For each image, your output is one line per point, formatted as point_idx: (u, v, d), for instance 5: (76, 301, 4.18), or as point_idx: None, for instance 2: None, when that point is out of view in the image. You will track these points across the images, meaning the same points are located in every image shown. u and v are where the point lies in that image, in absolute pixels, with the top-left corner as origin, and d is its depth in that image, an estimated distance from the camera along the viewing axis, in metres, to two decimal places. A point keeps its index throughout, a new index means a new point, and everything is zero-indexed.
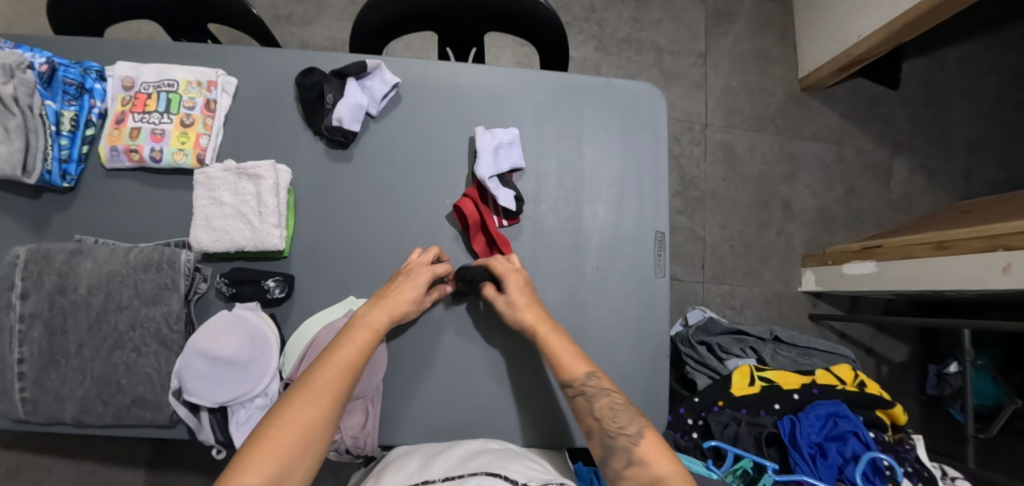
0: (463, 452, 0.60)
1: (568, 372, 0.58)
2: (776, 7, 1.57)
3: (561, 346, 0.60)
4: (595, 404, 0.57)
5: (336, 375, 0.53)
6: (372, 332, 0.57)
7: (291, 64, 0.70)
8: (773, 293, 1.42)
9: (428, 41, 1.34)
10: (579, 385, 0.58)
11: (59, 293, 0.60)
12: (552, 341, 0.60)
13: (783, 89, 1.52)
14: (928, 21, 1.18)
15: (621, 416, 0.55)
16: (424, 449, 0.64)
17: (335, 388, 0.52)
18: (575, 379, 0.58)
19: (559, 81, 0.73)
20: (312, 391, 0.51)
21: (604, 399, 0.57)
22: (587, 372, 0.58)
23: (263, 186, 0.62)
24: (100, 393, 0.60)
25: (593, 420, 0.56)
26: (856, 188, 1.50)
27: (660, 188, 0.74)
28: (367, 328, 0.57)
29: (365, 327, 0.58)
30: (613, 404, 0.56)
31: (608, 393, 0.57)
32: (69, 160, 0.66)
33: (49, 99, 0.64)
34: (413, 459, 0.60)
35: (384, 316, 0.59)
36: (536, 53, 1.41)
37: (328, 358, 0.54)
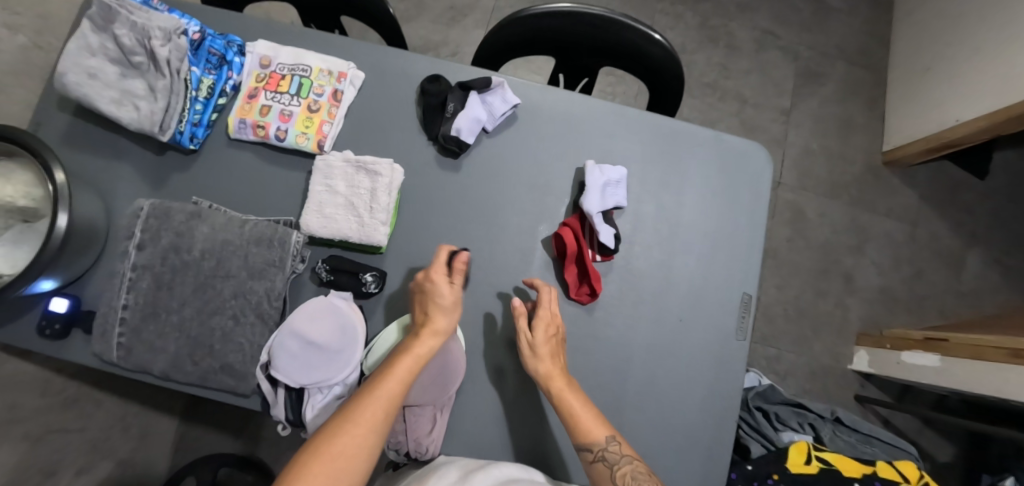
0: (499, 475, 0.58)
1: (586, 438, 0.58)
2: (868, 76, 1.54)
3: (576, 412, 0.59)
4: (615, 473, 0.56)
5: (375, 408, 0.51)
6: (417, 353, 0.56)
7: (417, 68, 0.73)
8: (820, 365, 1.38)
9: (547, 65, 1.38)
10: (599, 452, 0.57)
11: (172, 251, 0.63)
12: (571, 401, 0.59)
13: (863, 159, 1.49)
14: None
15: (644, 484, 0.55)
16: (463, 461, 0.62)
17: (372, 421, 0.51)
18: (594, 445, 0.57)
19: (671, 127, 0.74)
20: (352, 424, 0.50)
21: (626, 466, 0.57)
22: (606, 439, 0.58)
23: (378, 183, 0.63)
24: (193, 352, 0.62)
25: None
26: (924, 272, 1.44)
27: (754, 249, 0.73)
28: (414, 358, 0.56)
29: (411, 356, 0.56)
30: (635, 473, 0.56)
31: (629, 461, 0.57)
32: (199, 124, 0.70)
33: (194, 65, 0.68)
34: (451, 470, 0.59)
35: (435, 343, 0.57)
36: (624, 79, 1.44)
37: (371, 390, 0.53)
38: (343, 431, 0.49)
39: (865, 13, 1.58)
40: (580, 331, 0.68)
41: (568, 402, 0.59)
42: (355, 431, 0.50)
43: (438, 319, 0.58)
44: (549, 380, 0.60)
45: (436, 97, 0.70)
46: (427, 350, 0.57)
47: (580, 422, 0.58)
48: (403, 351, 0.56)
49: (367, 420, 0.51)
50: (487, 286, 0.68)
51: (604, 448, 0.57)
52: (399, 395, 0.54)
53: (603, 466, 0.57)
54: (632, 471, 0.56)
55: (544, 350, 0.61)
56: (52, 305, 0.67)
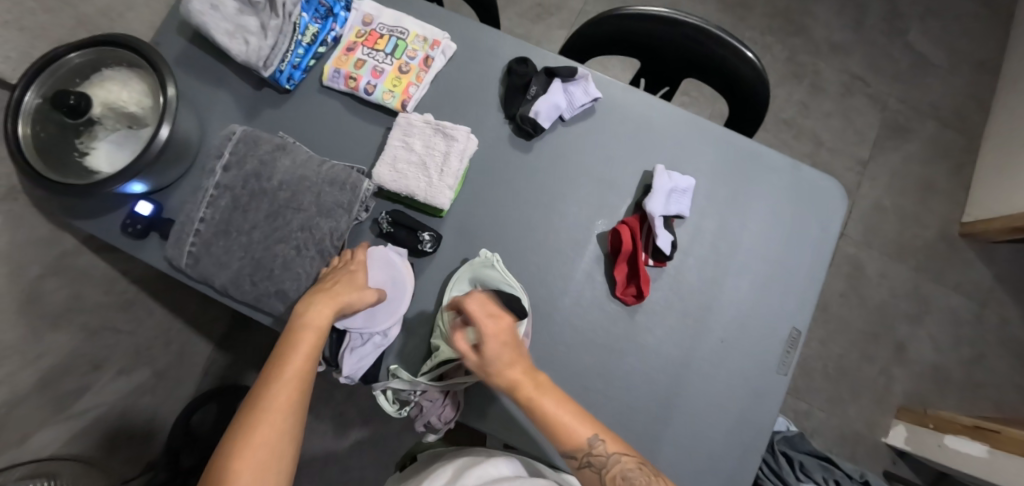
0: (497, 472, 0.58)
1: (567, 446, 0.55)
2: (960, 140, 1.45)
3: (551, 418, 0.55)
4: (602, 478, 0.54)
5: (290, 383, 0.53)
6: (319, 327, 0.57)
7: (507, 48, 0.75)
8: (852, 430, 1.30)
9: (627, 70, 1.39)
10: (583, 457, 0.55)
11: (254, 177, 0.67)
12: (546, 407, 0.55)
13: (938, 225, 1.40)
14: None
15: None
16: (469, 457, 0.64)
17: (290, 396, 0.53)
18: (579, 450, 0.55)
19: (749, 148, 0.72)
20: (269, 404, 0.52)
21: (615, 466, 0.54)
22: (588, 441, 0.55)
23: (452, 149, 0.65)
24: (253, 273, 0.66)
25: None
26: (986, 357, 1.34)
27: (813, 285, 0.70)
28: (314, 329, 0.56)
29: (312, 328, 0.56)
30: (625, 472, 0.53)
31: (619, 458, 0.54)
32: (298, 67, 0.74)
33: (305, 12, 0.72)
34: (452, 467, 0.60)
35: (334, 310, 0.58)
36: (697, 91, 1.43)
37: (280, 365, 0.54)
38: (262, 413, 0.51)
39: (968, 74, 1.49)
40: (618, 332, 0.68)
41: (542, 406, 0.55)
42: (273, 410, 0.51)
43: (338, 289, 0.59)
44: (516, 390, 0.56)
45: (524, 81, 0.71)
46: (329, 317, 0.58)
47: (559, 429, 0.55)
48: (303, 324, 0.57)
49: (281, 396, 0.52)
50: (534, 267, 0.69)
51: (590, 452, 0.54)
52: (306, 374, 0.55)
53: (591, 470, 0.55)
54: (621, 471, 0.53)
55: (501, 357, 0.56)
56: (138, 208, 0.72)
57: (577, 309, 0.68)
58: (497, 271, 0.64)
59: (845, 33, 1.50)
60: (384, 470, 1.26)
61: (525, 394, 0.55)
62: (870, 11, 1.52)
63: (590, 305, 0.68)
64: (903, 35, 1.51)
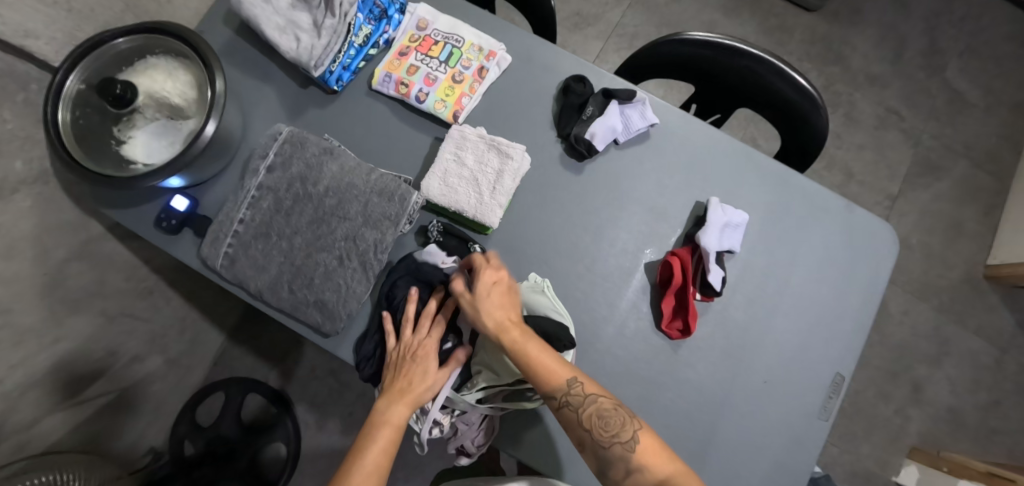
0: None
1: (546, 389, 0.53)
2: (991, 182, 1.44)
3: (531, 360, 0.54)
4: (583, 416, 0.54)
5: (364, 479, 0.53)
6: (394, 428, 0.56)
7: (563, 65, 0.73)
8: (863, 468, 1.29)
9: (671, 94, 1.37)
10: (563, 398, 0.53)
11: (300, 181, 0.65)
12: (526, 348, 0.55)
13: (964, 266, 1.38)
14: None
15: (613, 423, 0.54)
16: None
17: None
18: (558, 391, 0.53)
19: (802, 186, 0.71)
20: None
21: (592, 408, 0.54)
22: (568, 384, 0.54)
23: (507, 167, 0.64)
24: (292, 280, 0.64)
25: (583, 429, 0.54)
26: (1002, 404, 1.33)
27: (861, 331, 0.69)
28: (390, 430, 0.56)
29: (389, 428, 0.56)
30: (601, 411, 0.54)
31: (595, 400, 0.54)
32: (347, 68, 0.72)
33: (360, 12, 0.70)
34: None
35: (408, 409, 0.57)
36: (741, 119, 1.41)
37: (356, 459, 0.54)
38: None
39: (1004, 115, 1.48)
40: (660, 367, 0.66)
41: (524, 352, 0.54)
42: None
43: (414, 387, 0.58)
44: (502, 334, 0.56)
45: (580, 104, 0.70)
46: (403, 415, 0.57)
47: (537, 373, 0.54)
48: (378, 422, 0.57)
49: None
50: (575, 291, 0.67)
51: (569, 392, 0.53)
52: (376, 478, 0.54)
53: (570, 409, 0.54)
54: (600, 409, 0.54)
55: (490, 299, 0.58)
56: (173, 202, 0.71)
57: (620, 340, 0.66)
58: (547, 299, 0.62)
59: (882, 65, 1.48)
60: (390, 476, 1.24)
61: (507, 343, 0.55)
62: (909, 46, 1.51)
63: (634, 337, 0.66)
64: (941, 71, 1.50)
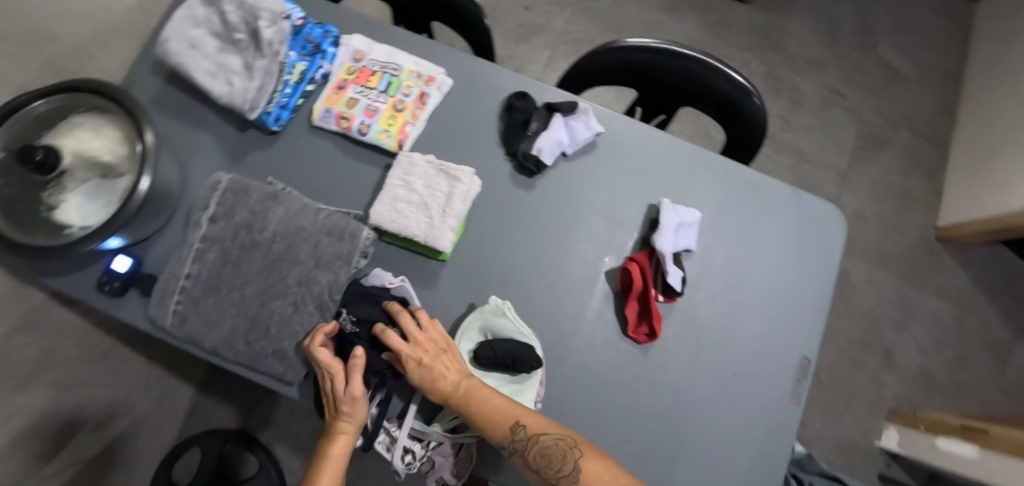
0: None
1: (489, 436, 0.55)
2: (932, 149, 1.51)
3: (476, 413, 0.56)
4: (528, 459, 0.55)
5: None
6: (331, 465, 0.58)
7: (504, 83, 0.73)
8: (847, 437, 1.32)
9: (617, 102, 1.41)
10: (507, 444, 0.55)
11: (245, 229, 0.63)
12: (468, 399, 0.57)
13: (917, 231, 1.45)
14: None
15: (556, 461, 0.54)
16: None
17: None
18: (500, 439, 0.55)
19: (750, 177, 0.73)
20: None
21: (544, 452, 0.55)
22: (508, 429, 0.55)
23: (456, 191, 0.63)
24: (247, 332, 0.62)
25: (535, 473, 0.56)
26: (968, 359, 1.39)
27: (821, 313, 0.71)
28: (327, 466, 0.59)
29: (327, 467, 0.59)
30: (543, 451, 0.54)
31: (536, 441, 0.55)
32: (286, 107, 0.71)
33: (292, 50, 0.69)
34: None
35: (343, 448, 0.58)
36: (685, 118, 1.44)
37: None
38: None
39: (936, 85, 1.56)
40: (633, 375, 0.66)
41: (466, 404, 0.57)
42: None
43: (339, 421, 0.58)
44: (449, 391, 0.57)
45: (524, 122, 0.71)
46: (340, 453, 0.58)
47: (478, 422, 0.55)
48: (318, 459, 0.59)
49: None
50: (540, 307, 0.67)
51: (511, 437, 0.55)
52: None
53: (518, 456, 0.55)
54: (541, 451, 0.54)
55: (420, 354, 0.57)
56: (114, 263, 0.68)
57: (589, 351, 0.66)
58: (510, 321, 0.61)
59: (819, 48, 1.55)
60: None
61: (447, 391, 0.57)
62: (842, 27, 1.58)
63: (604, 347, 0.66)
64: (874, 49, 1.57)
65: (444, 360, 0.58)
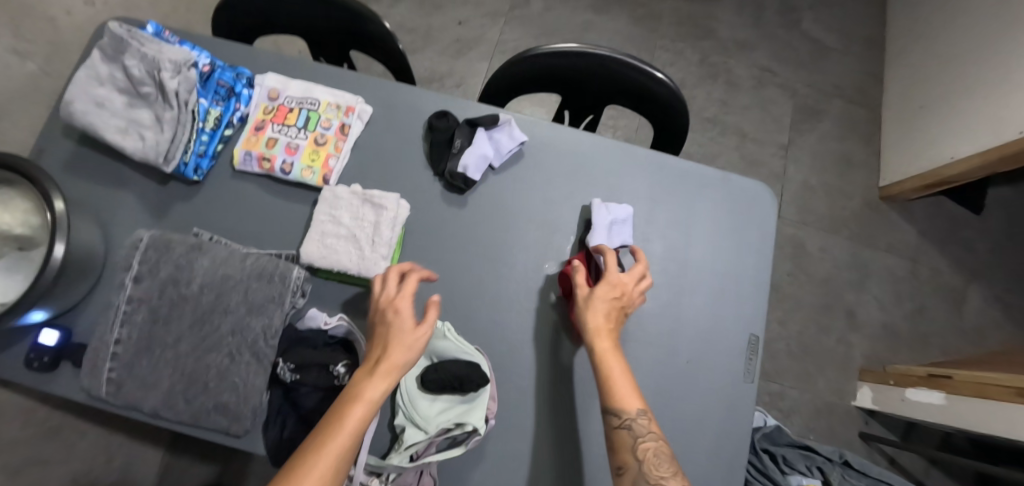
0: None
1: (618, 402, 0.55)
2: (865, 113, 1.57)
3: (611, 373, 0.56)
4: (639, 444, 0.53)
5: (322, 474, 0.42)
6: (363, 409, 0.46)
7: (425, 104, 0.73)
8: (823, 402, 1.35)
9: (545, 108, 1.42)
10: (627, 419, 0.54)
11: (171, 284, 0.61)
12: (611, 363, 0.57)
13: (862, 193, 1.50)
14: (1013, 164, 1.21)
15: (665, 466, 0.52)
16: None
17: None
18: (625, 411, 0.54)
19: (677, 166, 0.74)
20: None
21: (650, 442, 0.53)
22: (637, 410, 0.54)
23: (382, 218, 0.63)
24: (186, 390, 0.60)
25: (633, 458, 0.53)
26: (926, 308, 1.44)
27: (763, 289, 0.72)
28: (362, 407, 0.46)
29: (360, 406, 0.46)
30: (658, 451, 0.53)
31: (657, 437, 0.54)
32: (204, 155, 0.69)
33: (202, 97, 0.67)
34: None
35: (386, 387, 0.47)
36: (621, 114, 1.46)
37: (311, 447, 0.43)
38: None
39: (860, 53, 1.63)
40: (588, 376, 0.66)
41: (609, 365, 0.57)
42: None
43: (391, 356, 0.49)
44: (595, 341, 0.58)
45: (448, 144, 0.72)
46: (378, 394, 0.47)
47: (617, 384, 0.55)
48: (349, 399, 0.46)
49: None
50: (487, 321, 0.67)
51: (635, 417, 0.54)
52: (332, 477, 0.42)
53: (627, 433, 0.54)
54: (655, 450, 0.53)
55: (601, 307, 0.59)
56: (40, 338, 0.64)
57: (540, 358, 0.66)
58: (451, 341, 0.62)
59: (747, 31, 1.60)
60: None
61: (595, 345, 0.57)
62: (766, 8, 1.64)
63: (555, 352, 0.67)
64: (798, 25, 1.63)
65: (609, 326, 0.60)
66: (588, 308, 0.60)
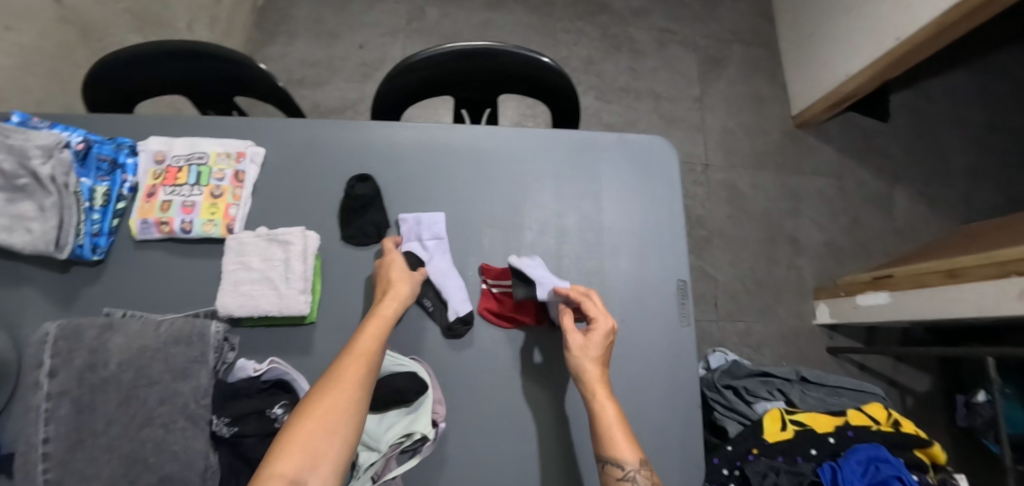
0: None
1: (615, 452, 0.55)
2: (765, 52, 1.65)
3: (608, 425, 0.56)
4: None
5: (358, 361, 0.52)
6: (384, 321, 0.58)
7: (316, 133, 0.73)
8: (788, 328, 1.41)
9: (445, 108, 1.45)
10: (628, 473, 0.54)
11: (87, 371, 0.58)
12: (607, 410, 0.57)
13: (778, 127, 1.58)
14: (899, 68, 1.29)
15: None
16: None
17: (359, 374, 0.51)
18: (623, 463, 0.54)
19: (575, 139, 0.76)
20: (336, 379, 0.50)
21: None
22: (636, 460, 0.54)
23: (291, 252, 0.64)
24: (127, 472, 0.56)
25: None
26: (860, 219, 1.52)
27: (679, 236, 0.75)
28: (378, 321, 0.58)
29: (377, 319, 0.58)
30: None
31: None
32: (100, 233, 0.67)
33: (84, 176, 0.66)
34: None
35: (399, 305, 0.61)
36: (538, 104, 1.49)
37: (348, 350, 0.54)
38: (333, 386, 0.49)
39: None
40: (532, 358, 0.67)
41: (605, 414, 0.57)
42: (341, 387, 0.50)
43: (395, 287, 0.62)
44: (588, 383, 0.59)
45: (347, 172, 0.72)
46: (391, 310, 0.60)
47: (613, 435, 0.56)
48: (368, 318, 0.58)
49: (348, 381, 0.50)
50: (422, 331, 0.67)
51: (637, 467, 0.54)
52: (368, 362, 0.53)
53: None
54: None
55: (591, 349, 0.61)
56: None
57: (482, 353, 0.67)
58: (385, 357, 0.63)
59: None
60: None
61: (591, 385, 0.59)
62: None
63: (494, 344, 0.68)
64: None
65: (602, 368, 0.61)
66: (581, 349, 0.61)
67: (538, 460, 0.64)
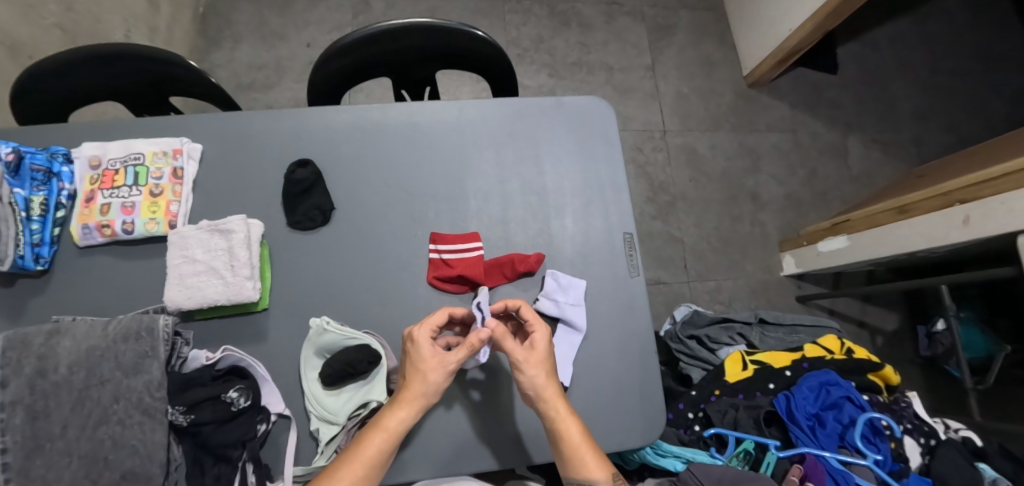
0: None
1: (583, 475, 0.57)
2: (712, 15, 1.68)
3: (572, 442, 0.57)
4: None
5: (368, 453, 0.55)
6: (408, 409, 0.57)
7: (253, 123, 0.73)
8: (757, 282, 1.45)
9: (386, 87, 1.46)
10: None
11: (38, 377, 0.57)
12: (569, 430, 0.58)
13: (731, 88, 1.61)
14: (834, 18, 1.32)
15: None
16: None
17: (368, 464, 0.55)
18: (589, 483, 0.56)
19: (511, 106, 0.77)
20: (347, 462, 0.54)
21: None
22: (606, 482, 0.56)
23: (235, 240, 0.64)
24: (89, 473, 0.57)
25: None
26: (817, 170, 1.56)
27: (621, 191, 0.77)
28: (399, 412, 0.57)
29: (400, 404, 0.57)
30: None
31: None
32: (42, 243, 0.66)
33: (18, 187, 0.64)
34: None
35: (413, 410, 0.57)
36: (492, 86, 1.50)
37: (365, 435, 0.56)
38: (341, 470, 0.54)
39: None
40: None
41: (569, 431, 0.58)
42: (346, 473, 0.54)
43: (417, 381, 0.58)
44: (548, 406, 0.58)
45: (286, 160, 0.73)
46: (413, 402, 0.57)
47: (582, 458, 0.57)
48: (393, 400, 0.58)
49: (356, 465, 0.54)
50: (375, 306, 0.68)
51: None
52: (379, 453, 0.55)
53: None
54: None
55: (540, 369, 0.60)
56: None
57: None
58: (335, 333, 0.64)
59: None
60: None
61: (551, 408, 0.58)
62: None
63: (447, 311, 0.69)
64: None
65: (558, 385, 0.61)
66: (534, 374, 0.59)
67: (503, 418, 0.66)
